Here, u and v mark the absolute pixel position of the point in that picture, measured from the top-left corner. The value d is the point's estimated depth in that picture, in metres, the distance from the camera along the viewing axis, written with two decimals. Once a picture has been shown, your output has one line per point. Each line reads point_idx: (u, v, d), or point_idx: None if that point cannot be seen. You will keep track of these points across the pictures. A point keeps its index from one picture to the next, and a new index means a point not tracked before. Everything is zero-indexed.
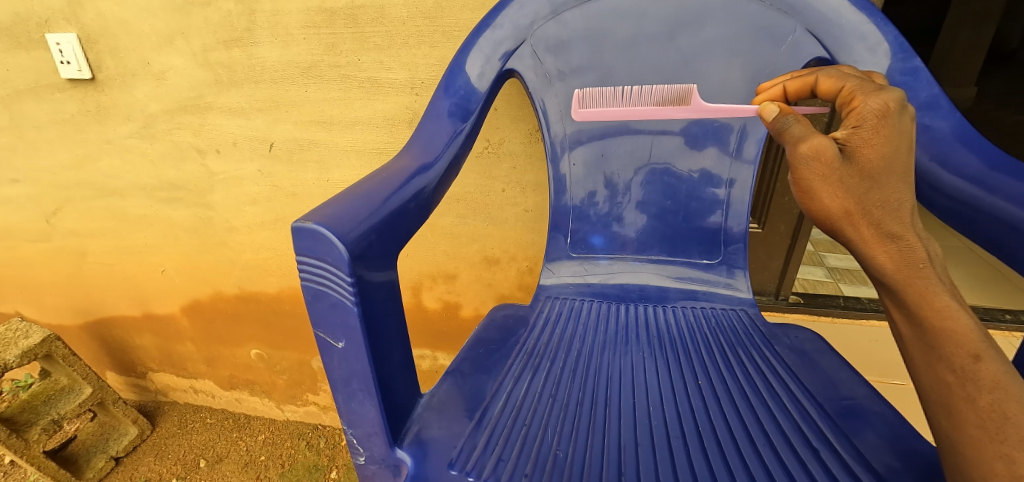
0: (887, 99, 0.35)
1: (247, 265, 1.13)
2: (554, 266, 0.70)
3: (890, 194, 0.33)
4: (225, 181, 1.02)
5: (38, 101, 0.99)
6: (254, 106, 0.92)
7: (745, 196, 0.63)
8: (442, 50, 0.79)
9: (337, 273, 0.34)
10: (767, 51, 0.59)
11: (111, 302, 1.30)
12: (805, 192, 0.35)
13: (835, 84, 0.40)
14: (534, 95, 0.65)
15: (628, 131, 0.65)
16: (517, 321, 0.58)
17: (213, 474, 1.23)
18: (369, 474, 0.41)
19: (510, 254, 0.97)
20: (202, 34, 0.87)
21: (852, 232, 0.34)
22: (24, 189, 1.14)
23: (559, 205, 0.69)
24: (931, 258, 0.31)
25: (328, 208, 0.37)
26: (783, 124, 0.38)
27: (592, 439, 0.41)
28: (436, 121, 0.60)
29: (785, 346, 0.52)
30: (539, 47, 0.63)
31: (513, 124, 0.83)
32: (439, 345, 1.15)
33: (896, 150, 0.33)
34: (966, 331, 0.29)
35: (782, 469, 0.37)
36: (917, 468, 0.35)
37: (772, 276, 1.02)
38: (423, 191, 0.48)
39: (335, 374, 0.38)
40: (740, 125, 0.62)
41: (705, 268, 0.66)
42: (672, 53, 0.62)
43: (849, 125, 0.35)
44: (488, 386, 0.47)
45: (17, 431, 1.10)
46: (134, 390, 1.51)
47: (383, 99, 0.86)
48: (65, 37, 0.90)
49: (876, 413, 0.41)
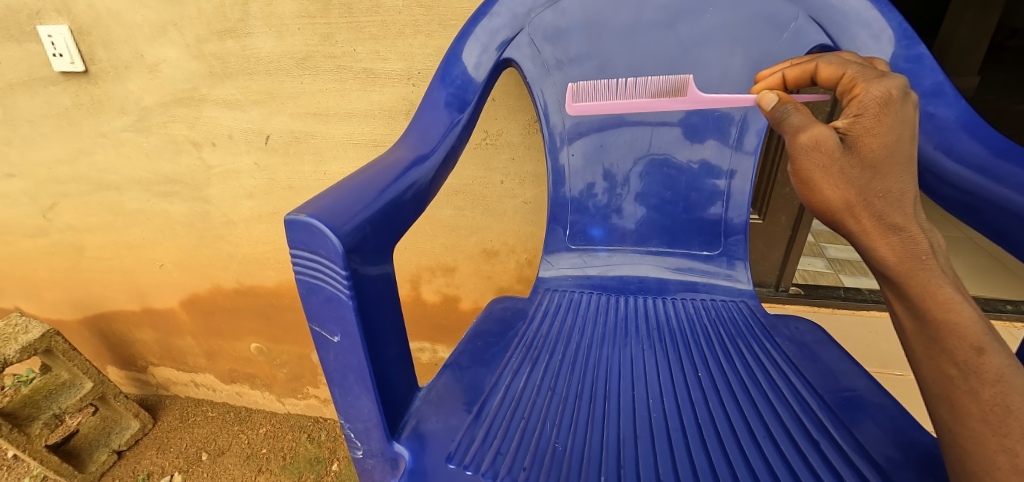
0: (890, 86, 0.34)
1: (245, 259, 1.13)
2: (553, 259, 0.69)
3: (892, 183, 0.32)
4: (221, 175, 1.01)
5: (32, 94, 0.98)
6: (250, 98, 0.91)
7: (746, 187, 0.63)
8: (438, 40, 0.78)
9: (331, 266, 0.34)
10: (769, 38, 0.58)
11: (110, 296, 1.30)
12: (805, 183, 0.34)
13: (836, 71, 0.39)
14: (532, 84, 0.65)
15: (627, 122, 0.64)
16: (515, 314, 0.58)
17: (214, 467, 1.24)
18: (367, 468, 0.40)
19: (509, 246, 0.97)
20: (196, 25, 0.85)
21: (852, 223, 0.33)
22: (20, 184, 1.14)
23: (558, 197, 0.68)
24: (934, 249, 0.31)
25: (321, 200, 0.37)
26: (782, 113, 0.37)
27: (591, 433, 0.41)
28: (433, 111, 0.59)
29: (785, 338, 0.51)
30: (537, 35, 0.62)
31: (511, 115, 0.82)
32: (438, 338, 1.15)
33: (899, 138, 0.32)
34: (969, 324, 0.28)
35: (783, 462, 0.37)
36: (917, 460, 0.35)
37: (772, 267, 1.01)
38: (420, 183, 0.48)
39: (331, 368, 0.38)
40: (741, 115, 0.61)
41: (705, 259, 0.65)
42: (672, 41, 0.61)
43: (850, 114, 0.35)
44: (486, 379, 0.47)
45: (19, 426, 1.09)
46: (135, 384, 1.51)
47: (380, 90, 0.85)
48: (57, 29, 0.89)
49: (877, 405, 0.41)
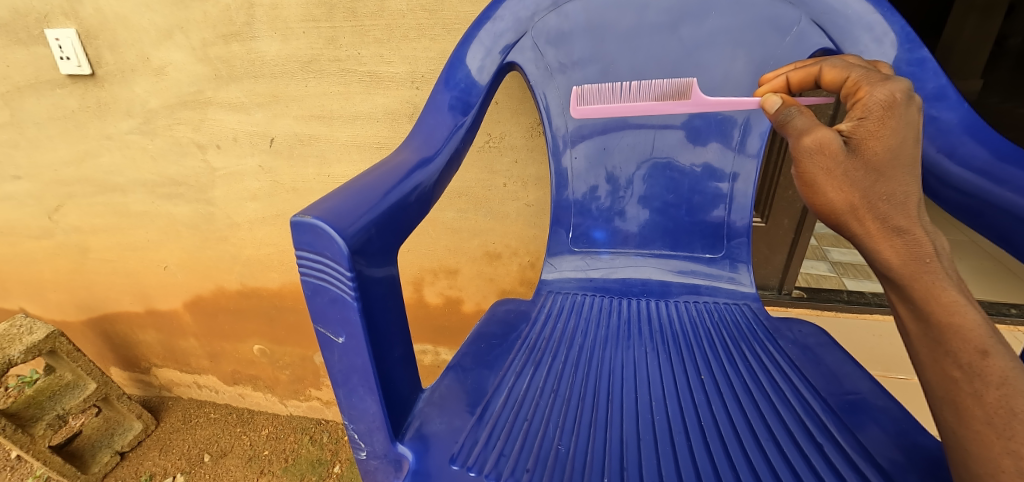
0: (893, 89, 0.34)
1: (249, 261, 1.13)
2: (556, 261, 0.69)
3: (897, 186, 0.32)
4: (226, 177, 1.02)
5: (38, 97, 0.99)
6: (254, 100, 0.91)
7: (749, 190, 0.63)
8: (442, 43, 0.79)
9: (336, 268, 0.34)
10: (772, 42, 0.58)
11: (114, 298, 1.30)
12: (809, 186, 0.34)
13: (840, 74, 0.39)
14: (535, 88, 0.65)
15: (630, 125, 0.65)
16: (518, 316, 0.58)
17: (217, 468, 1.24)
18: (370, 469, 0.40)
19: (512, 249, 0.97)
20: (201, 29, 0.86)
21: (856, 226, 0.33)
22: (26, 186, 1.14)
23: (561, 199, 0.68)
24: (938, 252, 0.31)
25: (326, 202, 0.37)
26: (786, 116, 0.37)
27: (594, 434, 0.41)
28: (436, 114, 0.59)
29: (789, 341, 0.51)
30: (541, 39, 0.63)
31: (514, 118, 0.82)
32: (441, 340, 1.15)
33: (904, 141, 0.33)
34: (973, 327, 0.28)
35: (787, 465, 0.37)
36: (921, 463, 0.35)
37: (775, 270, 1.01)
38: (424, 185, 0.48)
39: (335, 369, 0.38)
40: (743, 118, 0.62)
41: (708, 262, 0.65)
42: (675, 44, 0.61)
43: (854, 117, 0.35)
44: (490, 381, 0.47)
45: (23, 426, 1.10)
46: (138, 386, 1.52)
47: (383, 93, 0.85)
48: (64, 33, 0.90)
49: (881, 408, 0.41)
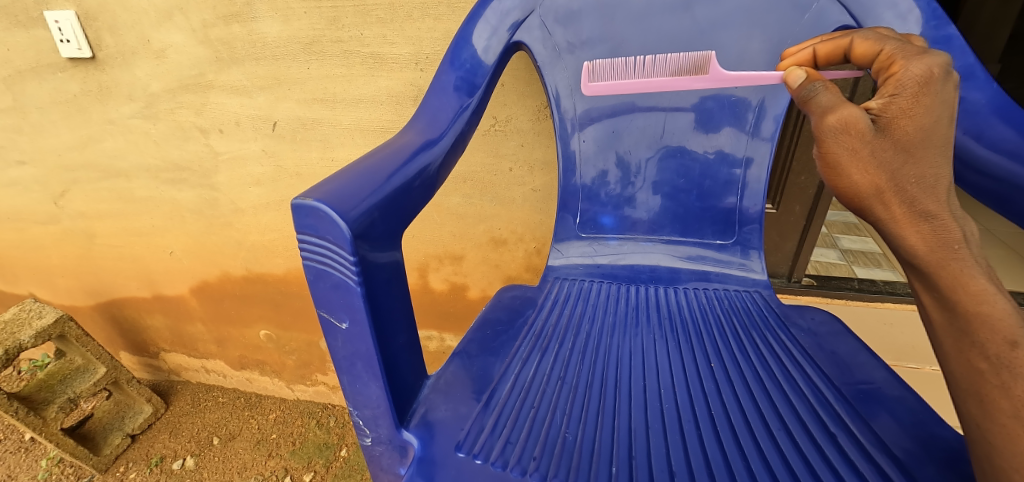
0: (931, 64, 0.32)
1: (254, 247, 1.13)
2: (563, 247, 0.68)
3: (926, 169, 0.31)
4: (228, 161, 1.01)
5: (39, 81, 0.98)
6: (256, 83, 0.90)
7: (763, 175, 0.61)
8: (447, 23, 0.76)
9: (338, 252, 0.33)
10: (790, 20, 0.56)
11: (121, 283, 1.31)
12: (832, 169, 0.33)
13: (872, 47, 0.37)
14: (543, 69, 0.63)
15: (640, 108, 0.63)
16: (523, 302, 0.57)
17: (226, 451, 1.25)
18: (376, 455, 0.40)
19: (518, 235, 0.96)
20: (201, 10, 0.85)
21: (881, 210, 0.32)
22: (30, 172, 1.14)
23: (568, 184, 0.67)
24: (967, 238, 0.30)
25: (328, 185, 0.36)
26: (809, 91, 0.35)
27: (602, 422, 0.40)
28: (441, 95, 0.58)
29: (801, 329, 0.50)
30: (549, 18, 0.61)
31: (521, 101, 0.81)
32: (447, 326, 1.14)
33: (937, 121, 0.31)
34: (1003, 316, 0.27)
35: (801, 457, 0.36)
36: (939, 455, 0.34)
37: (784, 259, 1.00)
38: (428, 169, 0.47)
39: (339, 355, 0.37)
40: (758, 100, 0.60)
41: (718, 248, 0.64)
42: (688, 22, 0.59)
43: (886, 94, 0.33)
44: (495, 367, 0.46)
45: (35, 409, 1.12)
46: (148, 370, 1.54)
47: (387, 74, 0.83)
48: (64, 15, 0.89)
49: (897, 398, 0.39)
